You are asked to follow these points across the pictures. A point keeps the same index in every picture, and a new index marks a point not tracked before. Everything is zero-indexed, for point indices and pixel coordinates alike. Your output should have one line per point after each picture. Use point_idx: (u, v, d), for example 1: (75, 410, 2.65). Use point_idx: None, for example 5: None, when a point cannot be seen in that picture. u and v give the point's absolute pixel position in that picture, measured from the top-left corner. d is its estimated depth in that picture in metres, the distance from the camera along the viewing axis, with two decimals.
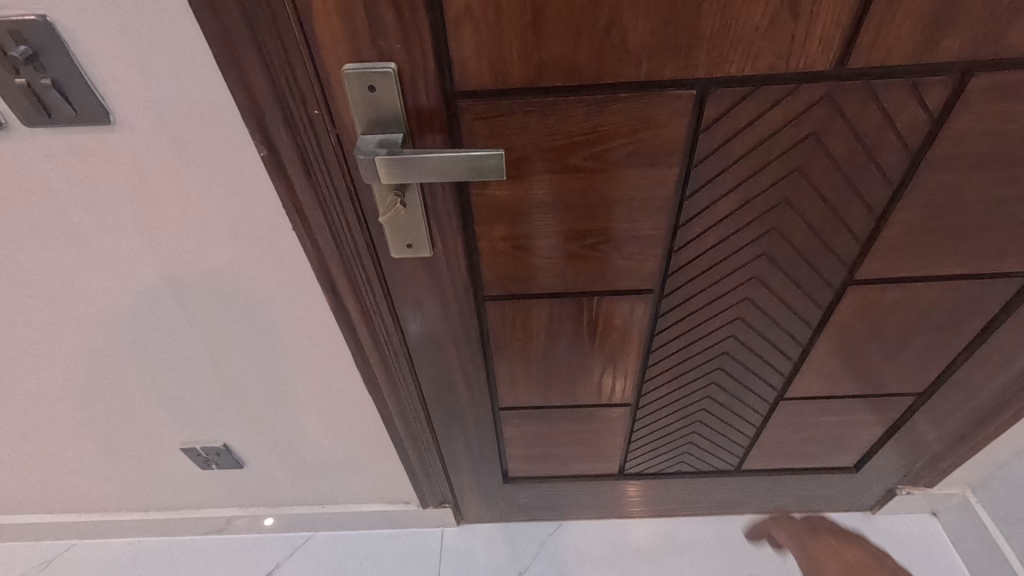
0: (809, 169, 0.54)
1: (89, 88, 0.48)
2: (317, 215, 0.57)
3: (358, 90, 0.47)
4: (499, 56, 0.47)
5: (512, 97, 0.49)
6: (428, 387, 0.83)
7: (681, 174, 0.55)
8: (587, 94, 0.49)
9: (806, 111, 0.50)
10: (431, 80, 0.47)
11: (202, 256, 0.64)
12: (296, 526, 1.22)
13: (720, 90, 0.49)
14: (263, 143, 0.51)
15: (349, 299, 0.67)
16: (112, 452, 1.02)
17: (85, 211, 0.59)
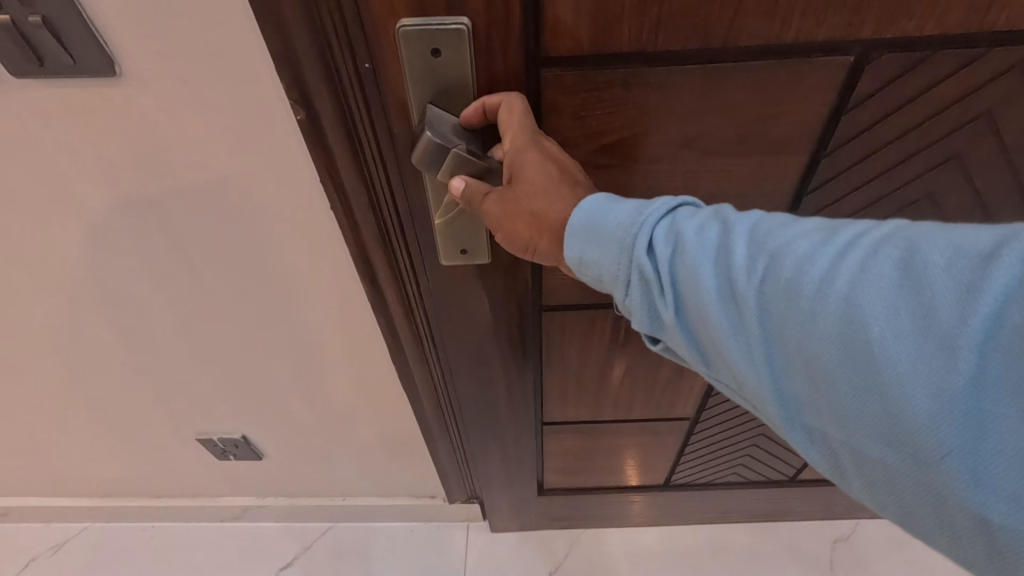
0: (971, 156, 0.47)
1: (88, 29, 0.39)
2: (358, 196, 0.48)
3: (418, 50, 0.39)
4: (605, 13, 0.38)
5: (614, 66, 0.41)
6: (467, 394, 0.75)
7: (809, 164, 0.48)
8: (710, 62, 0.41)
9: (987, 82, 0.42)
10: (516, 41, 0.39)
11: (226, 232, 0.57)
12: (315, 517, 1.17)
13: (883, 58, 0.40)
14: (300, 104, 0.42)
15: (390, 290, 0.59)
16: (122, 437, 0.96)
17: (90, 179, 0.51)
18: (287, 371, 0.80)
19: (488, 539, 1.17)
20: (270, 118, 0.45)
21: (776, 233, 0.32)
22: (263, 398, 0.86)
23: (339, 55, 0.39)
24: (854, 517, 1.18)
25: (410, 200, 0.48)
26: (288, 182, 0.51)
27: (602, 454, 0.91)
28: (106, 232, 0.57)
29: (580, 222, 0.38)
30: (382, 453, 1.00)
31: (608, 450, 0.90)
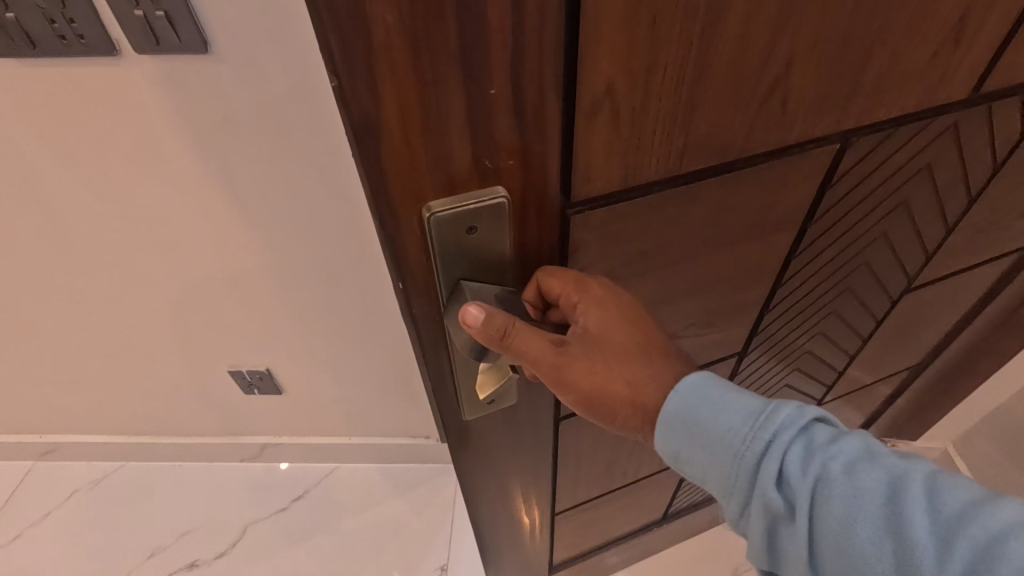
0: (914, 193, 0.61)
1: (193, 20, 0.57)
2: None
3: (451, 228, 0.40)
4: (634, 153, 0.42)
5: (639, 194, 0.45)
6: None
7: (800, 229, 0.58)
8: (722, 173, 0.47)
9: (929, 141, 0.54)
10: (551, 194, 0.42)
11: (274, 180, 0.74)
12: (321, 458, 1.32)
13: (860, 140, 0.50)
14: None
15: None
16: (165, 373, 1.11)
17: (179, 133, 0.69)
18: (313, 307, 0.96)
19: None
20: (319, 85, 0.64)
21: (966, 525, 0.37)
22: (288, 334, 1.02)
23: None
24: None
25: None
26: (326, 135, 0.69)
27: (613, 512, 1.03)
28: (183, 177, 0.75)
29: (711, 431, 0.46)
30: (386, 393, 1.16)
31: (616, 508, 1.03)
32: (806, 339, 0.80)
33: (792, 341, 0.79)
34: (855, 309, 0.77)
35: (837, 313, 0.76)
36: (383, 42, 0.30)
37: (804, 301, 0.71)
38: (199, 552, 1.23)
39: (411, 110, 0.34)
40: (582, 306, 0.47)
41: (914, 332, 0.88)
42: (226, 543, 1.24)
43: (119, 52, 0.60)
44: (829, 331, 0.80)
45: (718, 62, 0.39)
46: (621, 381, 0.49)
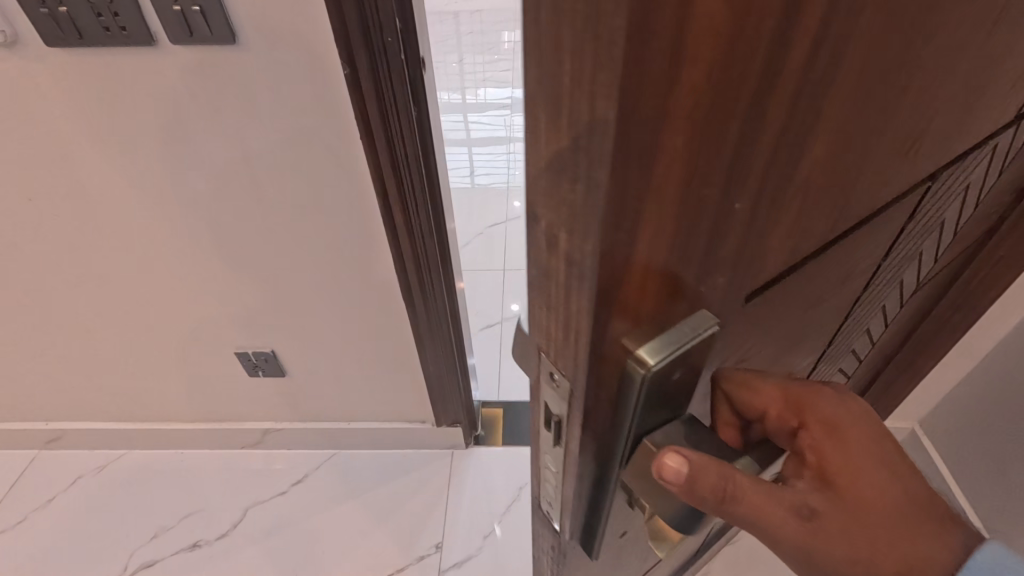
0: (965, 206, 0.54)
1: (223, 14, 0.65)
2: (373, 58, 0.68)
3: (661, 380, 0.29)
4: (811, 225, 0.30)
5: (799, 270, 0.33)
6: (435, 260, 0.96)
7: (891, 267, 0.49)
8: (877, 220, 0.36)
9: (1004, 153, 0.47)
10: (746, 294, 0.30)
11: (288, 161, 0.81)
12: (322, 443, 1.38)
13: (972, 163, 0.41)
14: (347, 62, 0.68)
15: (390, 161, 0.79)
16: (173, 358, 1.17)
17: (205, 117, 0.76)
18: (318, 290, 1.02)
19: (473, 477, 1.36)
20: (330, 75, 0.71)
21: None
22: (294, 318, 1.08)
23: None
24: None
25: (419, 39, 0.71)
26: (332, 121, 0.76)
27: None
28: (204, 160, 0.81)
29: None
30: (383, 377, 1.22)
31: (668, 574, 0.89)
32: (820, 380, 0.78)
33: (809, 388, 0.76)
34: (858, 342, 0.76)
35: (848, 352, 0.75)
36: (659, 170, 0.21)
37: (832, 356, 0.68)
38: (200, 533, 1.27)
39: (656, 244, 0.24)
40: (813, 441, 0.38)
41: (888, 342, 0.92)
42: (228, 523, 1.28)
43: (155, 42, 0.68)
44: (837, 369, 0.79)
45: (905, 116, 0.28)
46: (874, 538, 0.35)
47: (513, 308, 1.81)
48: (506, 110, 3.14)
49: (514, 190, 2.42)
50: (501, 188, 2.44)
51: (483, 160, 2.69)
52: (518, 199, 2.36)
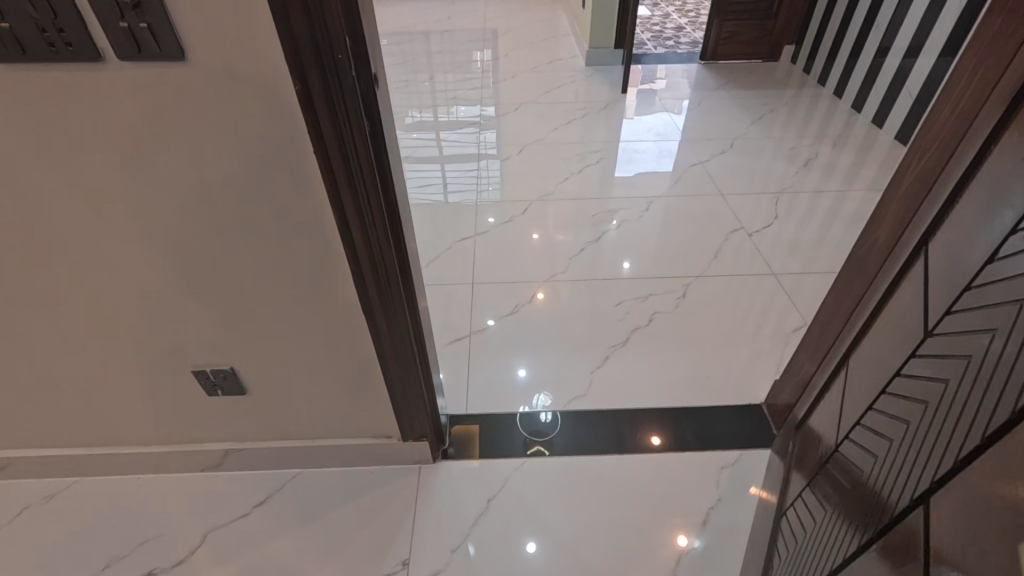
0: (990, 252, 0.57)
1: (173, 32, 0.66)
2: (326, 78, 0.69)
3: None
4: None
5: None
6: (395, 275, 0.97)
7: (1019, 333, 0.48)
8: None
9: None
10: None
11: (243, 179, 0.81)
12: (286, 463, 1.36)
13: None
14: (297, 78, 0.69)
15: (347, 178, 0.80)
16: (128, 381, 1.14)
17: (156, 135, 0.76)
18: (279, 308, 1.01)
19: (442, 492, 1.35)
20: (282, 93, 0.72)
21: None
22: (253, 335, 1.07)
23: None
24: (740, 449, 1.41)
25: (371, 57, 0.73)
26: (283, 136, 0.76)
27: None
28: (158, 179, 0.81)
29: None
30: (348, 394, 1.21)
31: None
32: (864, 467, 0.76)
33: (868, 493, 0.71)
34: (887, 422, 0.73)
35: (886, 439, 0.71)
36: None
37: (905, 467, 0.62)
38: (155, 561, 1.22)
39: None
40: None
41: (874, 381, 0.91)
42: (185, 550, 1.24)
43: (102, 59, 0.68)
44: (874, 451, 0.75)
45: None
46: None
47: (483, 322, 1.82)
48: (476, 128, 3.18)
49: (484, 206, 2.44)
50: (470, 204, 2.46)
51: (454, 176, 2.72)
52: (488, 215, 2.38)
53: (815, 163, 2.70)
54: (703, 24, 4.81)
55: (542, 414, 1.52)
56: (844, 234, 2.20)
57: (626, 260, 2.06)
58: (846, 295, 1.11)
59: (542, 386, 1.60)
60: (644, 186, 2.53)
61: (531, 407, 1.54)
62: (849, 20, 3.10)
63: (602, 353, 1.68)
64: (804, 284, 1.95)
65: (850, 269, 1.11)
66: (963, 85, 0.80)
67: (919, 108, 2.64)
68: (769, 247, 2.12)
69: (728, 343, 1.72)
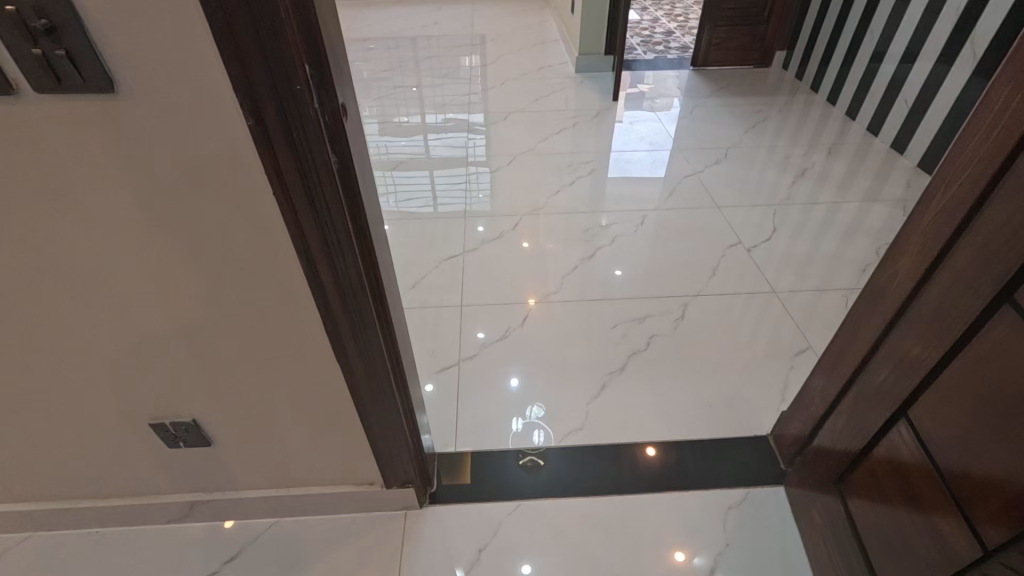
0: None
1: (97, 60, 0.55)
2: (284, 111, 0.60)
3: None
4: None
5: None
6: (371, 320, 0.88)
7: None
8: None
9: None
10: None
11: (195, 221, 0.71)
12: (259, 512, 1.25)
13: None
14: (250, 114, 0.60)
15: (312, 215, 0.70)
16: (80, 432, 1.04)
17: (89, 176, 0.66)
18: (245, 356, 0.92)
19: (430, 540, 1.25)
20: (235, 131, 0.62)
21: None
22: (215, 383, 0.97)
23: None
24: (745, 486, 1.33)
25: (337, 80, 0.63)
26: (239, 178, 0.67)
27: None
28: (97, 224, 0.71)
29: None
30: (325, 441, 1.11)
31: None
32: None
33: None
34: None
35: None
36: None
37: None
38: None
39: None
40: None
41: (953, 444, 0.81)
42: None
43: (16, 90, 0.58)
44: None
45: None
46: None
47: (473, 347, 1.72)
48: (464, 135, 3.10)
49: (474, 212, 2.39)
50: (458, 217, 2.37)
51: (443, 186, 2.62)
52: (478, 227, 2.30)
53: (809, 172, 2.64)
54: (694, 28, 4.77)
55: (536, 434, 1.46)
56: (843, 248, 2.13)
57: (619, 268, 2.02)
58: (861, 329, 1.03)
59: (537, 400, 1.54)
60: (638, 198, 2.46)
61: (524, 420, 1.49)
62: (842, 25, 3.05)
63: (598, 381, 1.59)
64: (804, 301, 1.87)
65: (866, 300, 1.03)
66: (995, 112, 0.73)
67: (916, 116, 2.59)
68: (768, 263, 2.04)
69: (729, 366, 1.64)
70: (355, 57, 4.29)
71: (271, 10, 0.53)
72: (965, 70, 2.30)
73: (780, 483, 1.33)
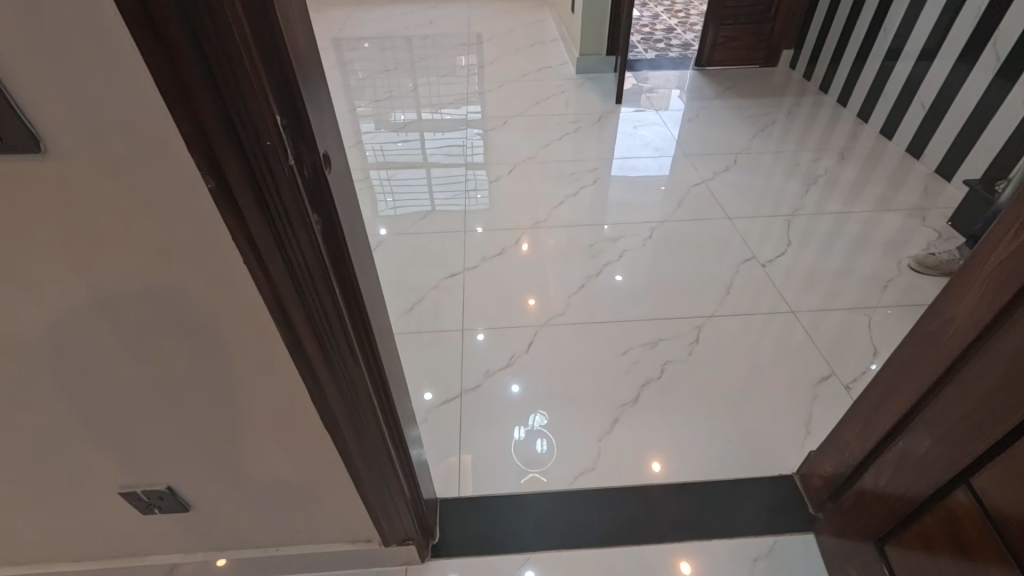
0: None
1: (17, 115, 0.45)
2: (251, 169, 0.49)
3: None
4: None
5: None
6: (365, 386, 0.77)
7: None
8: None
9: None
10: None
11: (155, 290, 0.60)
12: (247, 571, 1.15)
13: None
14: (210, 173, 0.49)
15: (291, 282, 0.59)
16: (43, 501, 0.93)
17: (19, 244, 0.54)
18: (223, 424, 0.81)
19: None
20: (194, 192, 0.51)
21: None
22: (190, 451, 0.86)
23: (228, 22, 0.41)
24: (772, 534, 1.23)
25: (317, 125, 0.52)
26: (202, 244, 0.55)
27: None
28: (37, 296, 0.60)
29: None
30: (318, 501, 1.01)
31: None
32: None
33: None
34: None
35: None
36: None
37: None
38: None
39: None
40: None
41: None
42: None
43: None
44: None
45: None
46: None
47: (476, 377, 1.62)
48: (463, 137, 3.01)
49: (473, 214, 2.36)
50: (456, 231, 2.26)
51: (441, 196, 2.52)
52: (477, 225, 2.29)
53: (822, 179, 2.54)
54: (695, 25, 4.65)
55: (538, 441, 1.44)
56: (861, 261, 2.04)
57: (620, 273, 1.98)
58: (909, 375, 0.94)
59: (539, 406, 1.53)
60: (645, 209, 2.35)
61: (527, 428, 1.46)
62: (854, 23, 2.94)
63: (610, 415, 1.49)
64: (825, 321, 1.78)
65: (914, 343, 0.93)
66: None
67: (933, 120, 2.49)
68: (784, 279, 1.95)
69: (749, 395, 1.54)
70: (348, 57, 4.17)
71: (229, 47, 0.42)
72: (987, 73, 2.20)
73: (810, 530, 1.24)
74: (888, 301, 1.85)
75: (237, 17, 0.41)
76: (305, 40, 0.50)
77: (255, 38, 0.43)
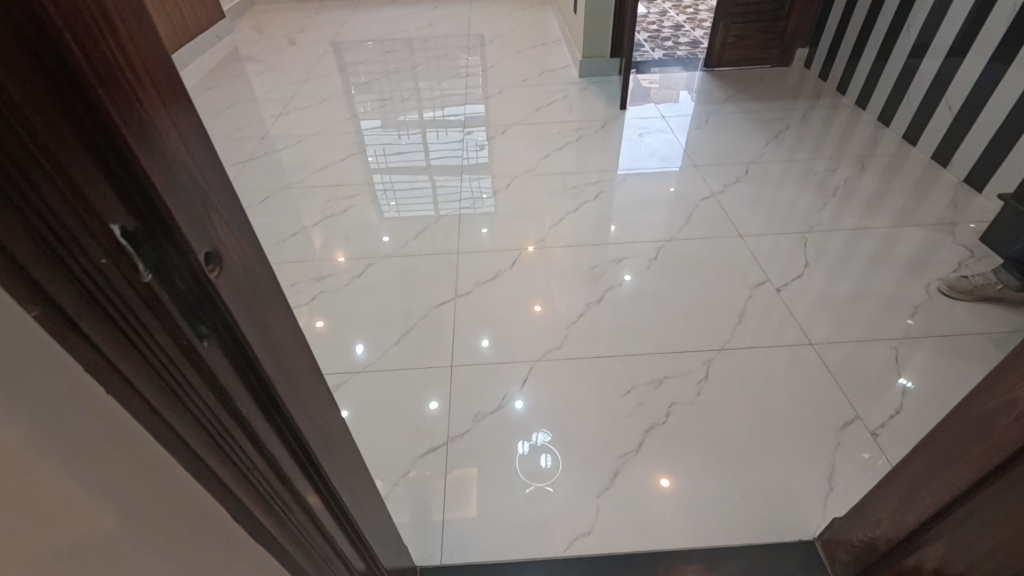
0: None
1: None
2: (93, 285, 0.35)
3: None
4: None
5: None
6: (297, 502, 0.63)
7: None
8: None
9: None
10: None
11: None
12: None
13: None
14: (31, 301, 0.34)
15: (185, 412, 0.45)
16: None
17: None
18: None
19: None
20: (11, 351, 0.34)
21: None
22: None
23: (4, 109, 0.27)
24: None
25: (194, 218, 0.39)
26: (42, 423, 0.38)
27: None
28: None
29: None
30: None
31: None
32: None
33: None
34: None
35: None
36: None
37: None
38: None
39: None
40: None
41: None
42: None
43: None
44: None
45: None
46: None
47: (466, 422, 1.49)
48: (462, 146, 2.88)
49: (479, 215, 2.32)
50: (450, 250, 2.13)
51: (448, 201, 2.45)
52: (482, 226, 2.26)
53: (840, 190, 2.37)
54: (702, 20, 4.48)
55: (543, 456, 1.39)
56: (886, 283, 1.88)
57: (628, 272, 1.96)
58: (957, 456, 0.79)
59: (542, 424, 1.46)
60: (652, 226, 2.20)
61: (531, 443, 1.42)
62: (875, 19, 2.75)
63: (610, 466, 1.36)
64: (848, 355, 1.62)
65: (964, 420, 0.78)
66: None
67: (962, 123, 2.32)
68: (803, 308, 1.79)
69: (766, 446, 1.39)
70: (344, 60, 4.04)
71: (14, 144, 0.29)
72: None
73: None
74: (916, 329, 1.70)
75: (25, 93, 0.28)
76: (171, 108, 0.37)
77: (57, 125, 0.30)
